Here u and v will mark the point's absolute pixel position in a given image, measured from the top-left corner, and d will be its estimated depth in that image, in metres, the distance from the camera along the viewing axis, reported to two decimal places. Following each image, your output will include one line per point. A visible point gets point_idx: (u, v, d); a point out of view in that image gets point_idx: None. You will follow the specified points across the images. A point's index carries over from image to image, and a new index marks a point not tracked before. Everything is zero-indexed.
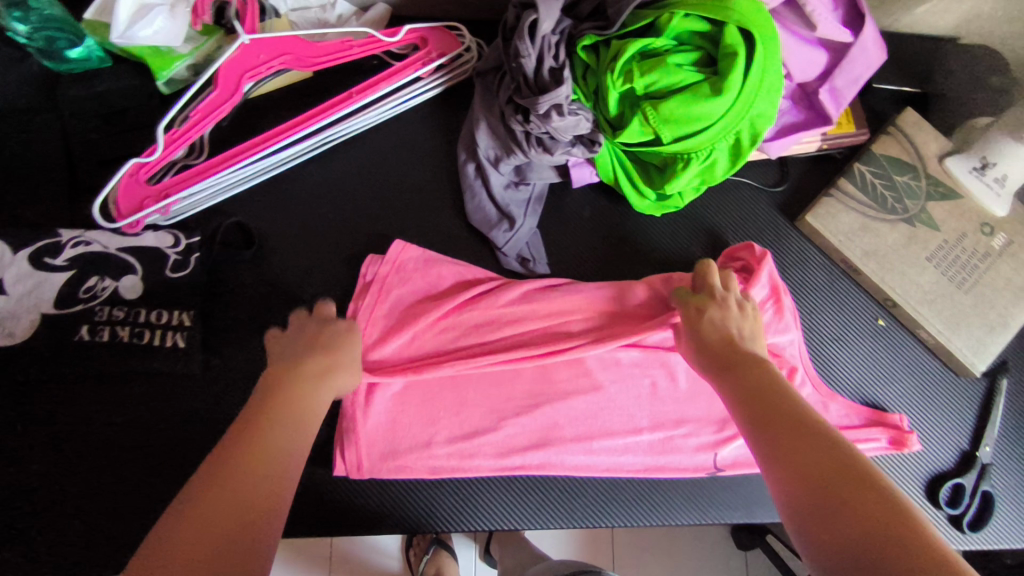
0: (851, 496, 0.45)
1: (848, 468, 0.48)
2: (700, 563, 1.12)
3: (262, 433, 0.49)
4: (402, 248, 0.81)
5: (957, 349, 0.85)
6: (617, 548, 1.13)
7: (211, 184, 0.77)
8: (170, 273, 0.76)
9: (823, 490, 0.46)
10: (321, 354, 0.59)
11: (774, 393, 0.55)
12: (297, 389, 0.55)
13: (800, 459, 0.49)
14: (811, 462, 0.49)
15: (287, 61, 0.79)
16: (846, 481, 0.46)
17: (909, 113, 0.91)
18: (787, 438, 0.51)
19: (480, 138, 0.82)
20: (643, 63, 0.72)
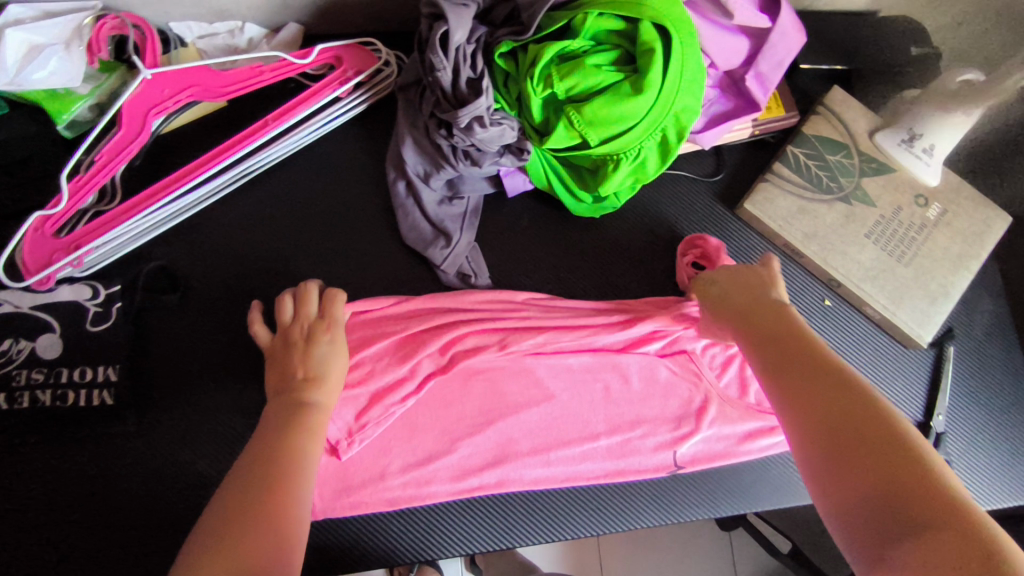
0: (869, 457, 0.48)
1: (870, 428, 0.50)
2: (686, 559, 1.13)
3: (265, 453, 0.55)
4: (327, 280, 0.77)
5: (902, 323, 0.85)
6: (603, 551, 1.13)
7: (126, 230, 0.73)
8: (90, 326, 0.73)
9: (842, 448, 0.49)
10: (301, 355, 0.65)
11: (807, 354, 0.58)
12: (291, 442, 0.57)
13: (836, 419, 0.51)
14: (831, 422, 0.51)
15: (195, 93, 0.75)
16: (867, 440, 0.49)
17: (836, 91, 0.91)
18: (809, 398, 0.54)
19: (407, 155, 0.79)
20: (561, 67, 0.71)
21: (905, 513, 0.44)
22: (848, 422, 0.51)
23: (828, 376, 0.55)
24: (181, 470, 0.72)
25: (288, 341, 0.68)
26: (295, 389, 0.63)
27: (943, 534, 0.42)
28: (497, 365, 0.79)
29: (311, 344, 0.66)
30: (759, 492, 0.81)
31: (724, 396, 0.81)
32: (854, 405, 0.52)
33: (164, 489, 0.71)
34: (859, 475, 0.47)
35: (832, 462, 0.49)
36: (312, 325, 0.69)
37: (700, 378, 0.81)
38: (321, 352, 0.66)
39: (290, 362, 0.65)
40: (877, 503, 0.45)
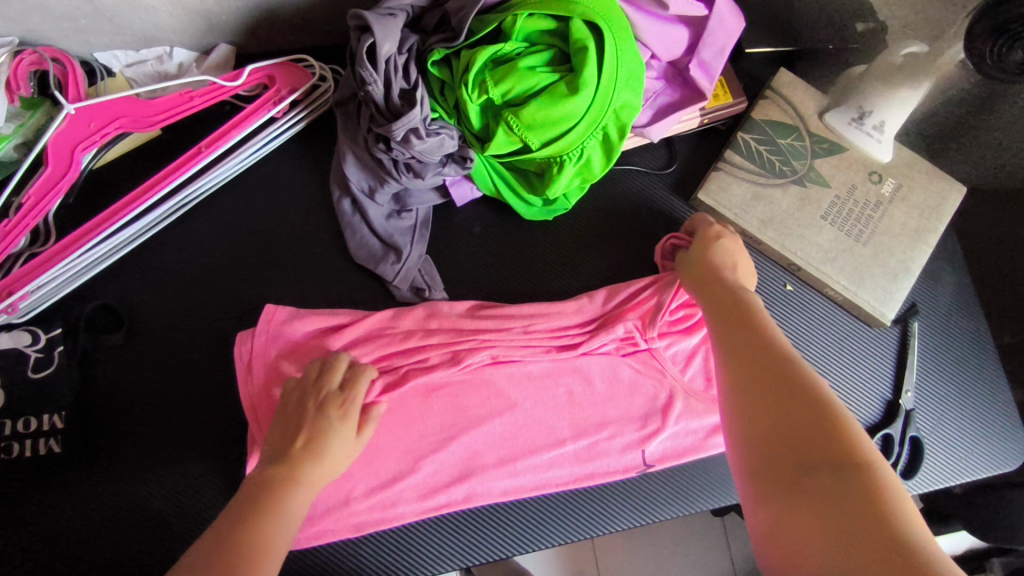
0: (780, 397, 0.52)
1: (784, 375, 0.54)
2: (679, 553, 1.12)
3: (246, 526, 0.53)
4: (272, 311, 0.75)
5: (865, 302, 0.84)
6: (598, 550, 1.12)
7: (62, 270, 0.71)
8: (32, 373, 0.70)
9: (759, 392, 0.53)
10: (316, 420, 0.62)
11: (743, 311, 0.63)
12: (273, 517, 0.55)
13: (758, 377, 0.55)
14: (752, 373, 0.55)
15: (123, 124, 0.73)
16: (782, 381, 0.53)
17: (784, 73, 0.90)
18: (738, 353, 0.58)
19: (350, 172, 0.78)
20: (495, 72, 0.69)
21: (804, 441, 0.48)
22: (768, 378, 0.54)
23: (759, 332, 0.59)
24: (137, 515, 0.70)
25: (301, 403, 0.64)
26: (290, 461, 0.59)
27: (828, 461, 0.46)
28: (456, 378, 0.77)
29: (322, 414, 0.63)
30: (729, 487, 0.80)
31: (690, 391, 0.79)
32: (776, 353, 0.56)
33: (122, 533, 0.69)
34: (769, 412, 0.52)
35: (749, 403, 0.54)
36: (334, 393, 0.65)
37: (664, 373, 0.79)
38: (328, 426, 0.62)
39: (296, 425, 0.62)
40: (781, 435, 0.49)
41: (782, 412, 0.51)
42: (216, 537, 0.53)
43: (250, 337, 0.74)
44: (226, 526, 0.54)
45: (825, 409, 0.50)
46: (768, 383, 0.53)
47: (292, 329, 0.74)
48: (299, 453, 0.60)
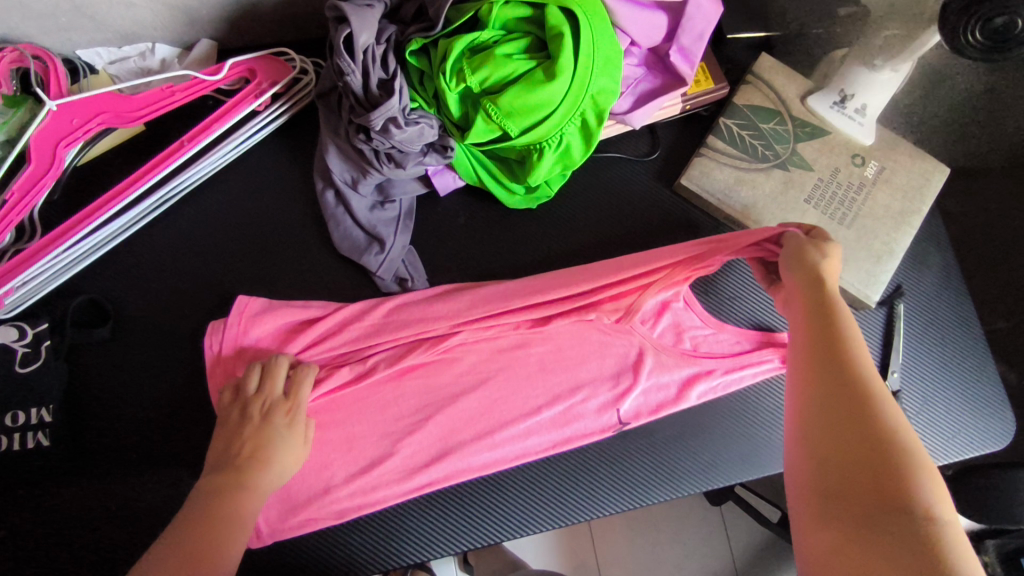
0: (858, 447, 0.50)
1: (871, 430, 0.50)
2: (676, 542, 1.12)
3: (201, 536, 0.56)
4: (247, 302, 0.76)
5: (849, 284, 0.85)
6: (598, 546, 1.12)
7: (47, 265, 0.71)
8: (20, 368, 0.72)
9: (835, 432, 0.51)
10: (263, 424, 0.66)
11: (830, 325, 0.58)
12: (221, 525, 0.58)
13: (838, 426, 0.51)
14: (836, 419, 0.52)
15: (105, 120, 0.73)
16: (860, 427, 0.51)
17: (765, 57, 0.90)
18: (823, 389, 0.54)
19: (333, 163, 0.78)
20: (472, 60, 0.70)
21: (876, 502, 0.47)
22: (854, 433, 0.51)
23: (848, 362, 0.55)
24: (126, 507, 0.71)
25: (244, 413, 0.67)
26: (239, 468, 0.62)
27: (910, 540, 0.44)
28: (428, 360, 0.78)
29: (266, 422, 0.66)
30: (714, 468, 0.82)
31: (658, 346, 0.81)
32: (859, 388, 0.53)
33: (111, 524, 0.70)
34: (840, 460, 0.50)
35: (822, 442, 0.52)
36: (279, 403, 0.69)
37: (628, 331, 0.80)
38: (274, 432, 0.66)
39: (237, 435, 0.65)
40: (850, 490, 0.48)
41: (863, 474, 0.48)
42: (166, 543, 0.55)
43: (222, 328, 0.75)
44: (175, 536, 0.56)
45: (905, 467, 0.48)
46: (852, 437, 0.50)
47: (258, 328, 0.75)
48: (239, 464, 0.63)
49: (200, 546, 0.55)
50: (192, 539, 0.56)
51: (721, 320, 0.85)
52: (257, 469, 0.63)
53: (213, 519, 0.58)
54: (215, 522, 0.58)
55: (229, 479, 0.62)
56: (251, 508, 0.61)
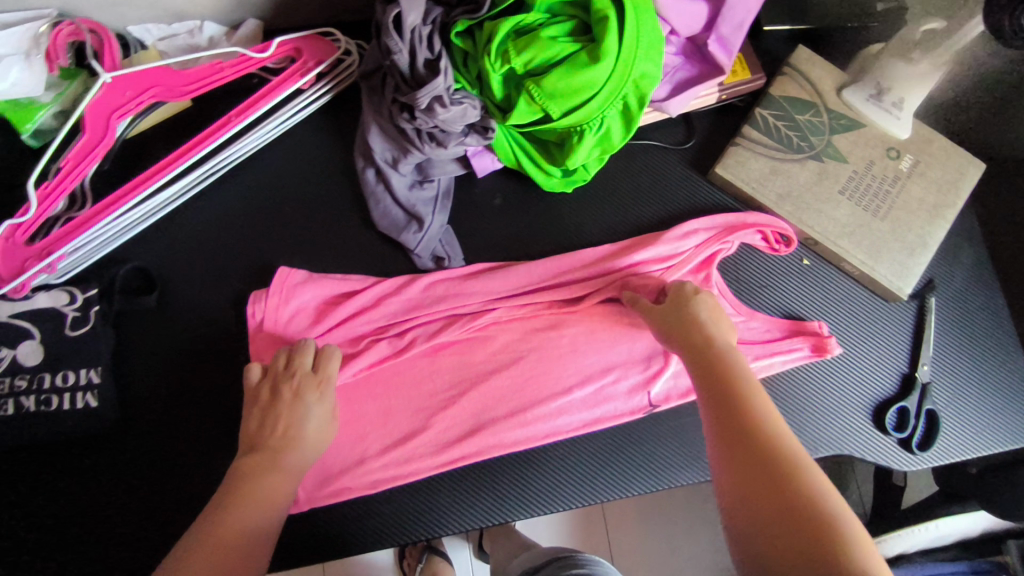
0: (778, 503, 0.50)
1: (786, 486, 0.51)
2: (694, 531, 1.14)
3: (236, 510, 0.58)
4: (288, 274, 0.78)
5: (881, 276, 0.85)
6: (612, 537, 1.15)
7: (98, 232, 0.73)
8: (70, 331, 0.73)
9: (757, 492, 0.52)
10: (292, 401, 0.67)
11: (724, 374, 0.64)
12: (256, 499, 0.60)
13: (757, 485, 0.52)
14: (753, 480, 0.53)
15: (157, 93, 0.75)
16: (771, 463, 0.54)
17: (802, 49, 0.90)
18: (737, 452, 0.56)
19: (374, 142, 0.80)
20: (517, 42, 0.71)
21: (798, 529, 0.48)
22: (772, 490, 0.52)
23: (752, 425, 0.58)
24: (170, 469, 0.73)
25: (275, 390, 0.68)
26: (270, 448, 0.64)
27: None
28: (462, 338, 0.80)
29: (297, 398, 0.67)
30: None
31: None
32: (763, 451, 0.55)
33: (156, 485, 0.73)
34: (764, 502, 0.51)
35: (741, 485, 0.54)
36: (309, 378, 0.70)
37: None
38: (304, 408, 0.67)
39: (272, 412, 0.66)
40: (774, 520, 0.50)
41: (788, 532, 0.48)
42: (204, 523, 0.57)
43: (264, 297, 0.77)
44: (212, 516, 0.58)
45: (826, 521, 0.48)
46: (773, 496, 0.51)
47: (297, 299, 0.77)
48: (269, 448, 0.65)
49: (237, 527, 0.57)
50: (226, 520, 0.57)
51: (752, 308, 0.87)
52: (287, 449, 0.65)
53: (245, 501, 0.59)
54: (243, 505, 0.59)
55: (262, 460, 0.63)
56: (284, 486, 0.63)
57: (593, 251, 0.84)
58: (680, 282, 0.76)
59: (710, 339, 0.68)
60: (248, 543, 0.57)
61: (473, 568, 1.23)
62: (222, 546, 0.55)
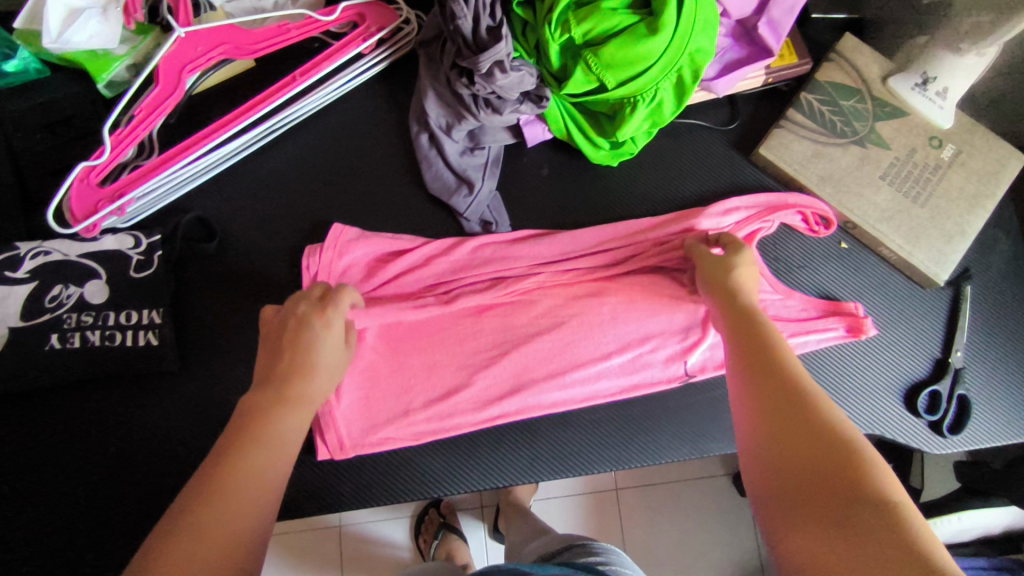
0: (794, 422, 0.51)
1: (804, 409, 0.52)
2: (706, 517, 1.20)
3: (241, 453, 0.50)
4: (342, 231, 0.80)
5: (919, 262, 0.86)
6: (624, 517, 1.20)
7: (165, 179, 0.76)
8: (134, 273, 0.76)
9: (774, 414, 0.53)
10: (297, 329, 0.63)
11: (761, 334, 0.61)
12: (263, 438, 0.52)
13: (774, 407, 0.53)
14: (772, 403, 0.54)
15: (226, 50, 0.78)
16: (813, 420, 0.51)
17: (848, 37, 0.92)
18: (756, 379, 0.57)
19: (430, 107, 0.82)
20: (578, 12, 0.73)
21: (819, 467, 0.47)
22: (789, 411, 0.52)
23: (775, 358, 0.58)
24: (224, 409, 0.76)
25: (285, 321, 0.64)
26: (278, 382, 0.58)
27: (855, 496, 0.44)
28: (504, 300, 0.82)
29: (305, 325, 0.63)
30: None
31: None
32: (783, 379, 0.56)
33: (210, 424, 0.76)
34: (778, 420, 0.52)
35: (765, 432, 0.52)
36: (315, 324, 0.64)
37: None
38: (314, 335, 0.62)
39: (282, 351, 0.61)
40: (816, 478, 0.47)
41: (801, 445, 0.49)
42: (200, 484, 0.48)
43: (318, 252, 0.80)
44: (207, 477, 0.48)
45: (843, 439, 0.48)
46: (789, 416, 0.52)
47: (348, 254, 0.80)
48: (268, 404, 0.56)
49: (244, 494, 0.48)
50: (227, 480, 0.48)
51: (789, 287, 0.88)
52: (295, 402, 0.57)
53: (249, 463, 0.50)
54: (253, 446, 0.51)
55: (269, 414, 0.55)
56: (291, 426, 0.55)
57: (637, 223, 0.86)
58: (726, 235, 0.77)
59: (738, 284, 0.69)
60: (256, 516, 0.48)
61: (487, 548, 1.23)
62: (232, 496, 0.47)
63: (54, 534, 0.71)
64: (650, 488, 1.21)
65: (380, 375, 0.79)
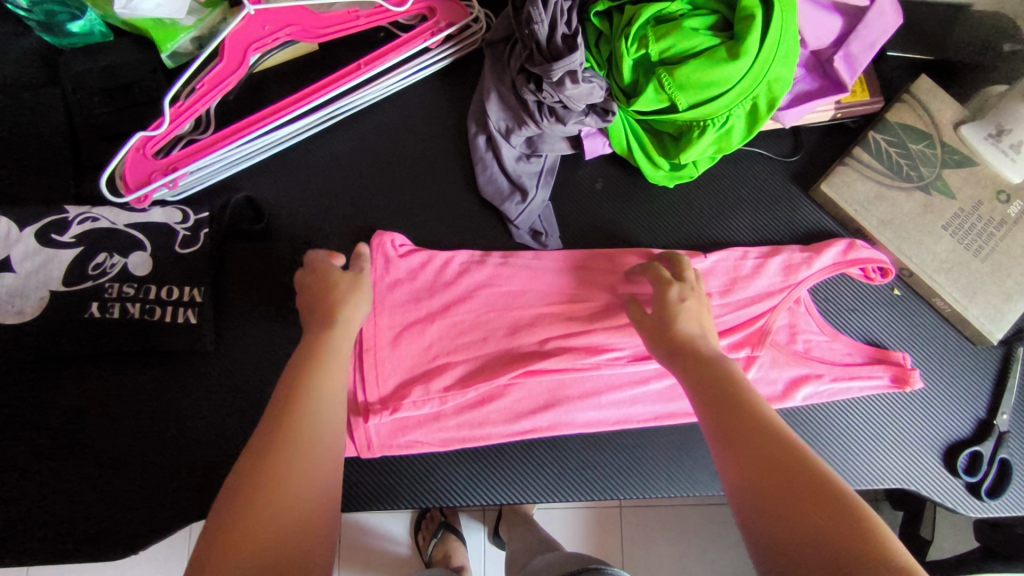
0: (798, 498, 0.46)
1: (807, 485, 0.47)
2: (713, 548, 1.18)
3: (311, 370, 0.55)
4: (388, 239, 0.79)
5: (974, 318, 0.83)
6: (625, 537, 1.18)
7: (220, 157, 0.75)
8: (180, 248, 0.75)
9: (780, 488, 0.47)
10: (332, 269, 0.65)
11: (733, 391, 0.55)
12: (311, 363, 0.56)
13: (774, 479, 0.48)
14: (773, 478, 0.48)
15: (294, 32, 0.76)
16: (808, 490, 0.46)
17: (924, 78, 0.88)
18: (749, 447, 0.50)
19: (491, 109, 0.80)
20: (657, 28, 0.72)
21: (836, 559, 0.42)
22: (789, 484, 0.47)
23: (756, 416, 0.53)
24: (253, 393, 0.75)
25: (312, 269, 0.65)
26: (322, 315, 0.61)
27: None
28: (548, 315, 0.80)
29: (329, 272, 0.64)
30: None
31: (775, 342, 0.83)
32: (774, 439, 0.50)
33: (239, 405, 0.75)
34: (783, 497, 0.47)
35: (770, 513, 0.46)
36: (331, 277, 0.64)
37: (751, 317, 0.83)
38: (333, 276, 0.64)
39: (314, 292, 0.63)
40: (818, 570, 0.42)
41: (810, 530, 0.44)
42: (257, 471, 0.47)
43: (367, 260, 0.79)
44: (259, 463, 0.48)
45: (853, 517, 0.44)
46: (791, 488, 0.47)
47: (382, 253, 0.79)
48: (307, 358, 0.56)
49: (298, 483, 0.48)
50: (274, 464, 0.48)
51: (835, 328, 0.86)
52: (332, 368, 0.56)
53: (302, 447, 0.50)
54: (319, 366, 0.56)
55: (310, 386, 0.54)
56: (343, 340, 0.59)
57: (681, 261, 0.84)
58: (680, 261, 0.73)
59: (687, 326, 0.64)
60: (316, 514, 0.48)
61: (485, 551, 1.22)
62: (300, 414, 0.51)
63: (68, 502, 0.70)
64: (660, 513, 1.19)
65: (411, 381, 0.77)
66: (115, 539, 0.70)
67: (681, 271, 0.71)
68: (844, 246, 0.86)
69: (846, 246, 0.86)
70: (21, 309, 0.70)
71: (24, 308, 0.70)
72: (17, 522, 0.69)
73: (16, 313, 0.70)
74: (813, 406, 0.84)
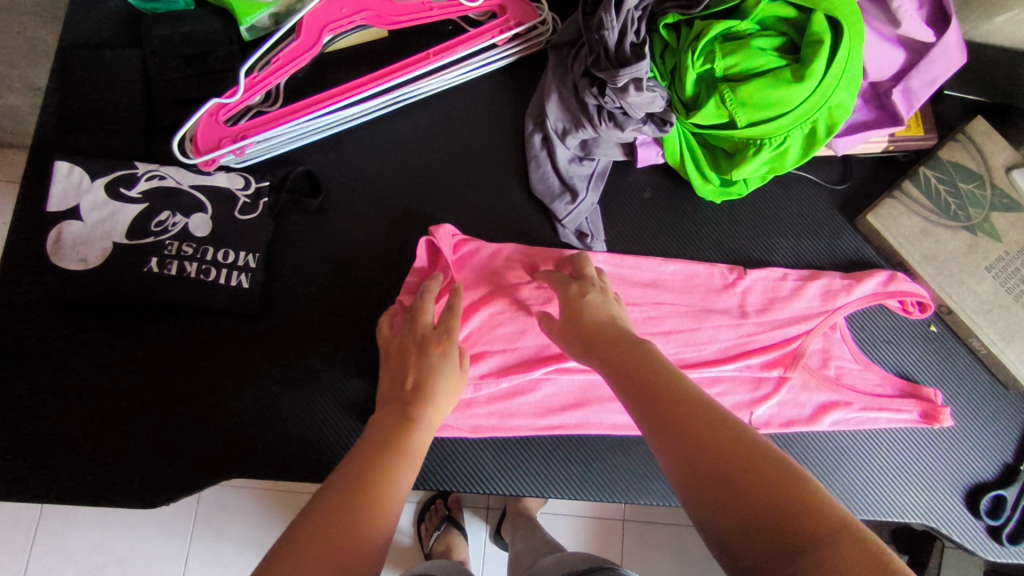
0: (718, 468, 0.47)
1: (731, 453, 0.47)
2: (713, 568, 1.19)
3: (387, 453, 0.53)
4: (443, 233, 0.79)
5: (1010, 362, 0.83)
6: (626, 547, 1.19)
7: (287, 130, 0.77)
8: (238, 214, 0.78)
9: (702, 459, 0.48)
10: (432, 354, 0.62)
11: (644, 372, 0.56)
12: (390, 450, 0.54)
13: (696, 450, 0.48)
14: (699, 450, 0.48)
15: (367, 17, 0.78)
16: (738, 459, 0.47)
17: (979, 120, 0.88)
18: (669, 425, 0.51)
19: (550, 110, 0.82)
20: (725, 45, 0.73)
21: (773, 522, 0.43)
22: (714, 453, 0.48)
23: (667, 393, 0.53)
24: (295, 361, 0.78)
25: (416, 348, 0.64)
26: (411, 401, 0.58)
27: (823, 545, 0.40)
28: None
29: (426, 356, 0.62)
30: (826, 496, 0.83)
31: (807, 366, 0.84)
32: (687, 412, 0.51)
33: (280, 370, 0.77)
34: (713, 468, 0.47)
35: (700, 488, 0.47)
36: (427, 374, 0.61)
37: (787, 339, 0.84)
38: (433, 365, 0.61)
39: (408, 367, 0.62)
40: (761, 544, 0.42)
41: (738, 495, 0.45)
42: (325, 513, 0.46)
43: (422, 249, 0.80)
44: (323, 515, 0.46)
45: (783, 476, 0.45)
46: (713, 458, 0.47)
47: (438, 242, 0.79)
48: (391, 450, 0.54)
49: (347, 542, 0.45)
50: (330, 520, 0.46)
51: (868, 358, 0.87)
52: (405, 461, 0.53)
53: (364, 512, 0.47)
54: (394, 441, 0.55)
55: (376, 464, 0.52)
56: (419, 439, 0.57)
57: (718, 277, 0.85)
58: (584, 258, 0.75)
59: (598, 316, 0.65)
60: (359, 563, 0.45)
61: (485, 549, 1.23)
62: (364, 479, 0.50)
63: (110, 445, 0.73)
64: (663, 528, 1.20)
65: None
66: (150, 487, 0.73)
67: (581, 269, 0.74)
68: (886, 277, 0.86)
69: (889, 278, 0.86)
70: (85, 257, 0.73)
71: (87, 257, 0.73)
72: (61, 459, 0.72)
73: (80, 261, 0.73)
74: (840, 434, 0.85)
